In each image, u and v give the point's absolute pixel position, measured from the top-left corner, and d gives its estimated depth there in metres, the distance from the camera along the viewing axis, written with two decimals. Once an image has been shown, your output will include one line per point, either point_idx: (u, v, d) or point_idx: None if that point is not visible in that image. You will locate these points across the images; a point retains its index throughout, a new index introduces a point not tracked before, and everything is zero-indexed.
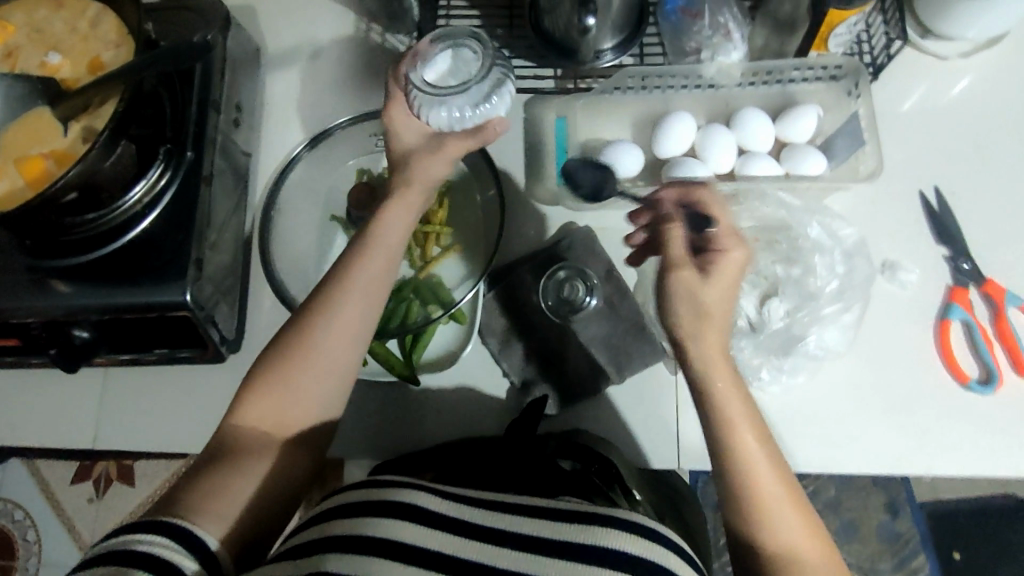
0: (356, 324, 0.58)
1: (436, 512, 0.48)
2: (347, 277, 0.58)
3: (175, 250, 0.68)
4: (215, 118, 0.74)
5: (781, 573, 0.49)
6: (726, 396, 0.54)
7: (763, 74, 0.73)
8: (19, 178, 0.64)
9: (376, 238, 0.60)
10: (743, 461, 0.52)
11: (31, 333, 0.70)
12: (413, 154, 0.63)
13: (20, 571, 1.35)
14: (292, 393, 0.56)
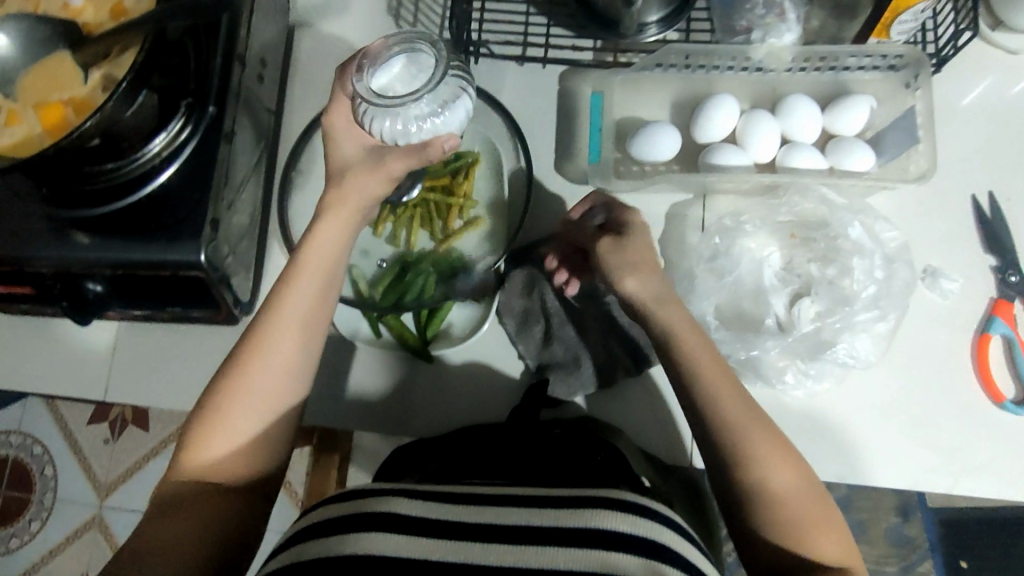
0: (293, 348, 0.56)
1: (420, 519, 0.47)
2: (280, 304, 0.57)
3: (191, 207, 0.67)
4: (239, 71, 0.71)
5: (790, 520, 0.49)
6: (708, 369, 0.54)
7: (816, 60, 0.69)
8: (37, 125, 0.63)
9: (309, 255, 0.59)
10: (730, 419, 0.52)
11: (46, 282, 0.69)
12: (352, 167, 0.60)
13: (37, 503, 1.53)
14: (231, 430, 0.54)
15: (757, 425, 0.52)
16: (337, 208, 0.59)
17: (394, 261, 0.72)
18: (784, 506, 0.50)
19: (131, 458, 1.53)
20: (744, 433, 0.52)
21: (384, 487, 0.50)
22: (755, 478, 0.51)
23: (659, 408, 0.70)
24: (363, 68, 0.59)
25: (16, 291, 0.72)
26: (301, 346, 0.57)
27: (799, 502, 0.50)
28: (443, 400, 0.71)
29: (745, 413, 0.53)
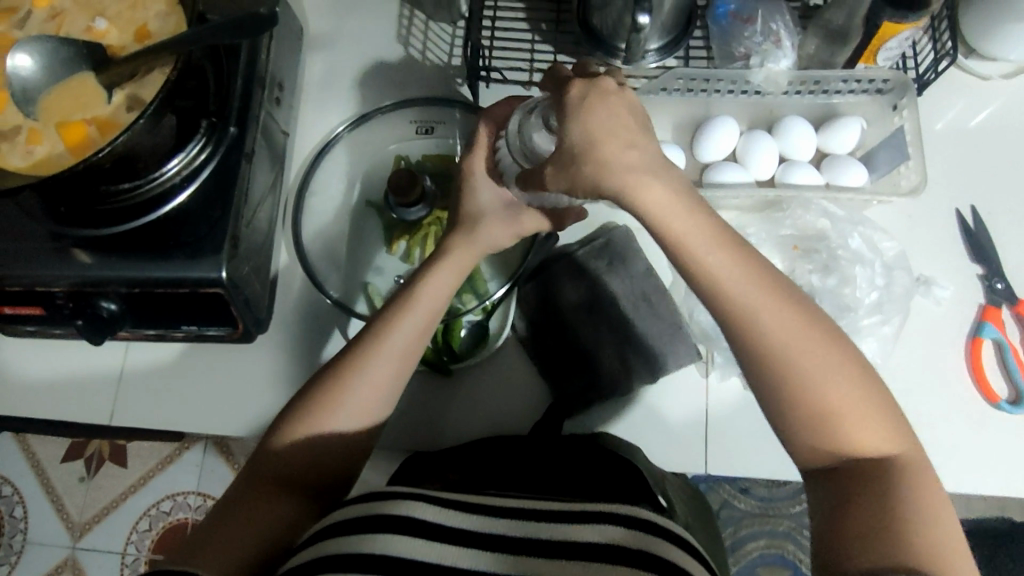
0: (386, 378, 0.57)
1: (432, 521, 0.48)
2: (381, 333, 0.58)
3: (211, 225, 0.67)
4: (259, 94, 0.73)
5: (821, 419, 0.48)
6: (696, 240, 0.49)
7: (810, 83, 0.73)
8: (59, 143, 0.64)
9: (421, 294, 0.59)
10: (738, 305, 0.49)
11: (58, 300, 0.69)
12: (487, 216, 0.61)
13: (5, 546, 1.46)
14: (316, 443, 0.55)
15: (781, 315, 0.49)
16: (454, 254, 0.61)
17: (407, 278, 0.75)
18: (809, 400, 0.48)
19: (109, 495, 1.48)
20: (751, 311, 0.49)
21: (399, 487, 0.50)
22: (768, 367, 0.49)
23: (673, 418, 0.71)
24: (527, 113, 0.56)
25: (25, 312, 0.71)
26: (389, 379, 0.57)
27: (825, 385, 0.48)
28: (463, 413, 0.73)
29: (748, 284, 0.49)
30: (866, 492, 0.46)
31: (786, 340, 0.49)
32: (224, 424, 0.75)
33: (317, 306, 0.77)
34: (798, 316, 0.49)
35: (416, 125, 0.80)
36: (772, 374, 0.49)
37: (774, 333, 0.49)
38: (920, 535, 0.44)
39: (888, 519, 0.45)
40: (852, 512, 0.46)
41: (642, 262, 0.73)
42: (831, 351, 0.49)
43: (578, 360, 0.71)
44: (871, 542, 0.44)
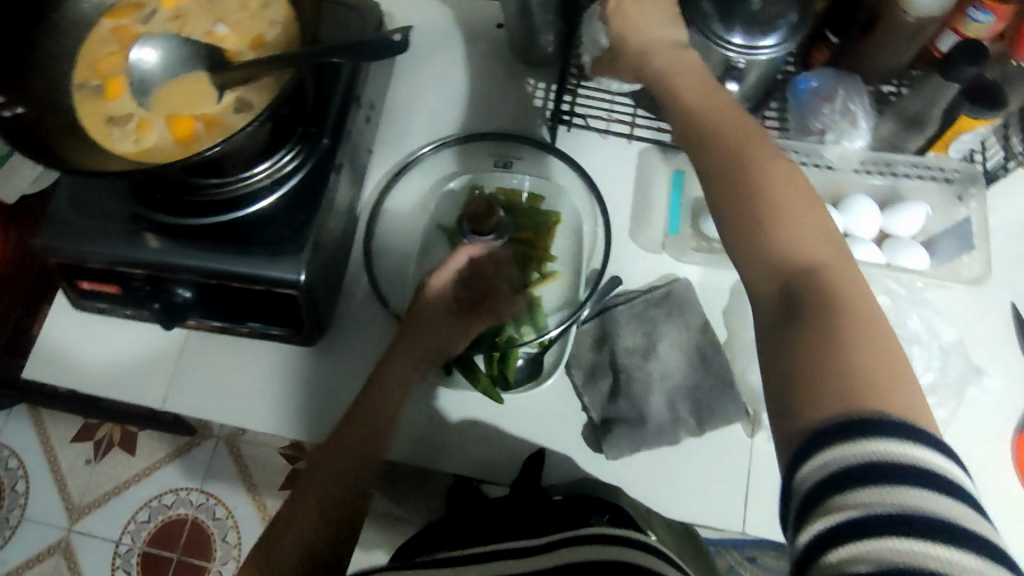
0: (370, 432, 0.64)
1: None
2: (364, 403, 0.66)
3: (294, 229, 0.70)
4: (355, 113, 0.77)
5: (767, 220, 0.47)
6: (680, 80, 0.56)
7: (879, 165, 0.77)
8: (167, 134, 0.68)
9: (427, 310, 0.70)
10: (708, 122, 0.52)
11: (136, 282, 0.72)
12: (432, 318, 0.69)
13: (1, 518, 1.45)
14: (344, 452, 0.63)
15: (746, 143, 0.50)
16: (403, 354, 0.68)
17: None
18: (757, 196, 0.48)
19: (112, 480, 1.48)
20: (716, 122, 0.52)
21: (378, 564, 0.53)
22: (727, 165, 0.50)
23: (716, 473, 0.71)
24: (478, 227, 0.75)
25: (101, 289, 0.74)
26: (373, 436, 0.64)
27: (777, 186, 0.48)
28: (506, 443, 0.73)
29: (715, 105, 0.53)
30: (817, 312, 0.43)
31: (742, 138, 0.50)
32: (267, 424, 0.75)
33: (375, 318, 0.79)
34: (758, 135, 0.50)
35: (494, 159, 0.84)
36: (727, 173, 0.49)
37: (733, 143, 0.50)
38: (861, 361, 0.40)
39: (826, 329, 0.42)
40: (802, 333, 0.43)
41: (700, 316, 0.75)
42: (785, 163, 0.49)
43: (629, 404, 0.72)
44: (816, 361, 0.41)
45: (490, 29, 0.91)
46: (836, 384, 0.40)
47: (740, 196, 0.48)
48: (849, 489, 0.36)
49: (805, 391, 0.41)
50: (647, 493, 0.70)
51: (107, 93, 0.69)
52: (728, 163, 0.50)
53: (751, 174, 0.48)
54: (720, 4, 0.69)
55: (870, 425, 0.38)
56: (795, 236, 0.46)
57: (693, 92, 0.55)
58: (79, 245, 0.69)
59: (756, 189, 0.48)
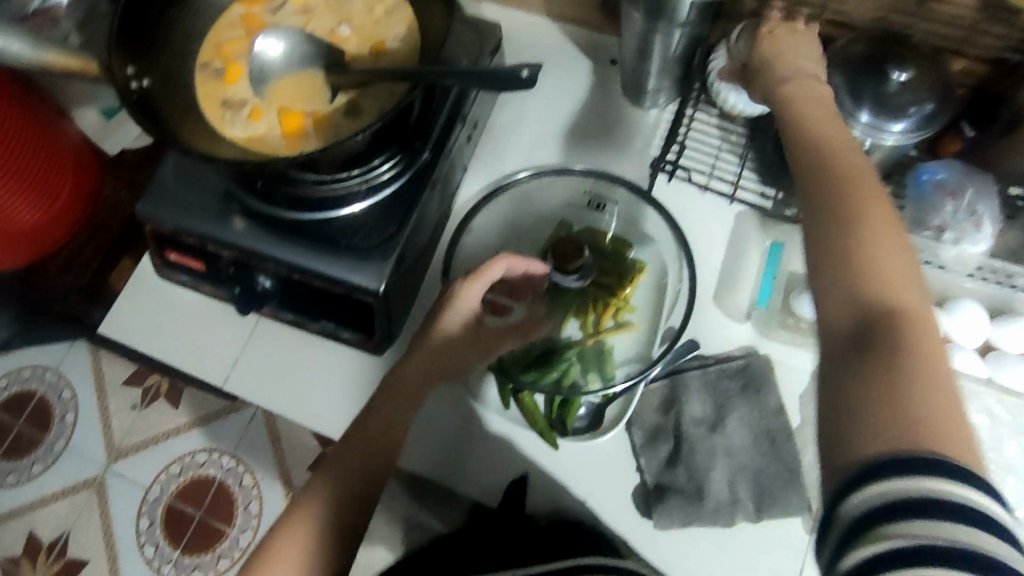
0: (382, 437, 0.63)
1: None
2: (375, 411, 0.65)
3: (383, 239, 0.70)
4: (458, 130, 0.77)
5: (857, 226, 0.44)
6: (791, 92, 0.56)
7: (996, 273, 0.72)
8: (277, 126, 0.69)
9: (464, 301, 0.69)
10: (812, 129, 0.52)
11: (223, 264, 0.73)
12: (456, 333, 0.69)
13: (46, 446, 1.52)
14: (370, 425, 0.64)
15: (846, 155, 0.49)
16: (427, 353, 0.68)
17: (540, 343, 0.75)
18: (852, 203, 0.46)
19: (153, 430, 1.53)
20: (821, 134, 0.51)
21: None
22: (835, 169, 0.48)
23: (770, 568, 0.68)
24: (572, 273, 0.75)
25: (187, 263, 0.76)
26: (386, 434, 0.64)
27: (874, 198, 0.46)
28: (555, 489, 0.71)
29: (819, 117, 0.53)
30: (890, 336, 0.40)
31: (839, 146, 0.50)
32: (320, 422, 0.76)
33: None
34: (858, 152, 0.50)
35: (587, 194, 0.82)
36: (824, 173, 0.48)
37: (837, 150, 0.50)
38: (921, 394, 0.38)
39: (899, 360, 0.39)
40: (870, 359, 0.40)
41: (776, 399, 0.72)
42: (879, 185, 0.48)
43: (687, 475, 0.69)
44: (884, 382, 0.38)
45: (603, 63, 0.89)
46: (895, 414, 0.37)
47: (831, 204, 0.46)
48: (897, 519, 0.34)
49: (866, 411, 0.38)
50: (690, 571, 0.68)
51: (227, 78, 0.70)
52: (837, 178, 0.47)
53: (850, 188, 0.47)
54: (853, 83, 0.66)
55: (930, 460, 0.35)
56: (879, 254, 0.43)
57: (806, 107, 0.55)
58: (177, 219, 0.71)
59: (850, 200, 0.46)
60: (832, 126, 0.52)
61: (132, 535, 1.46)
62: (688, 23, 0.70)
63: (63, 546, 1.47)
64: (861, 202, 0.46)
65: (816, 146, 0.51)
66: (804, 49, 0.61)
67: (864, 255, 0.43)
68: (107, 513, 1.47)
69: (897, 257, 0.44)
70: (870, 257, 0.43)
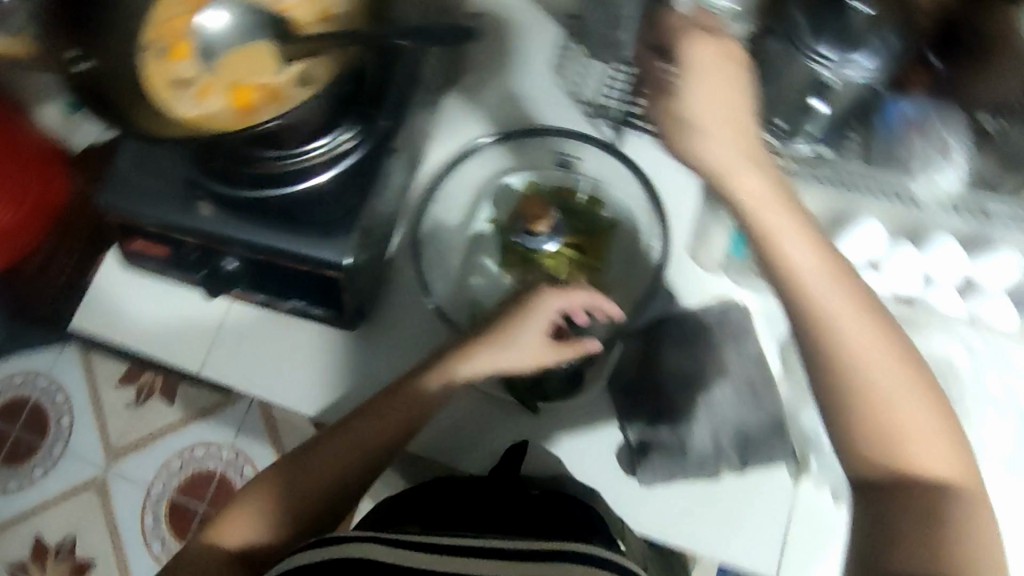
0: (383, 433, 0.65)
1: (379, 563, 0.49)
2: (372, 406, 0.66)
3: (347, 211, 0.69)
4: (417, 95, 0.75)
5: (854, 391, 0.53)
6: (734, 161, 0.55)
7: (974, 208, 0.72)
8: (225, 100, 0.67)
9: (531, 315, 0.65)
10: (789, 261, 0.54)
11: (187, 249, 0.72)
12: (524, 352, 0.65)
13: (44, 451, 1.51)
14: (365, 423, 0.65)
15: (831, 314, 0.53)
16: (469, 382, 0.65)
17: None
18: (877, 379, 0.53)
19: (149, 428, 1.53)
20: (798, 266, 0.54)
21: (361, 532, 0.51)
22: (811, 311, 0.54)
23: (759, 517, 0.68)
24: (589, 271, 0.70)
25: (152, 250, 0.74)
26: (384, 439, 0.65)
27: (871, 347, 0.53)
28: (539, 452, 0.71)
29: (797, 235, 0.55)
30: (903, 498, 0.51)
31: (830, 288, 0.54)
32: (300, 402, 0.75)
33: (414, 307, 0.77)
34: (843, 289, 0.54)
35: (555, 154, 0.80)
36: (839, 336, 0.53)
37: (820, 295, 0.54)
38: (943, 541, 0.48)
39: (896, 523, 0.49)
40: (901, 520, 0.50)
41: (755, 348, 0.72)
42: (867, 317, 0.54)
43: (669, 428, 0.69)
44: (910, 536, 0.48)
45: None
46: (920, 555, 0.48)
47: (840, 367, 0.53)
48: None
49: (890, 550, 0.48)
50: (677, 525, 0.68)
51: (172, 55, 0.67)
52: (821, 340, 0.54)
53: (849, 366, 0.53)
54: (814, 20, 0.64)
55: None
56: (882, 412, 0.53)
57: (770, 212, 0.55)
58: (137, 206, 0.70)
59: (848, 371, 0.53)
60: (838, 291, 0.54)
61: (137, 531, 1.47)
62: None
63: (70, 547, 1.48)
64: (862, 373, 0.53)
65: (842, 335, 0.53)
66: (728, 94, 0.54)
67: (896, 433, 0.52)
68: (112, 513, 1.48)
69: (943, 437, 0.53)
70: (891, 423, 0.52)
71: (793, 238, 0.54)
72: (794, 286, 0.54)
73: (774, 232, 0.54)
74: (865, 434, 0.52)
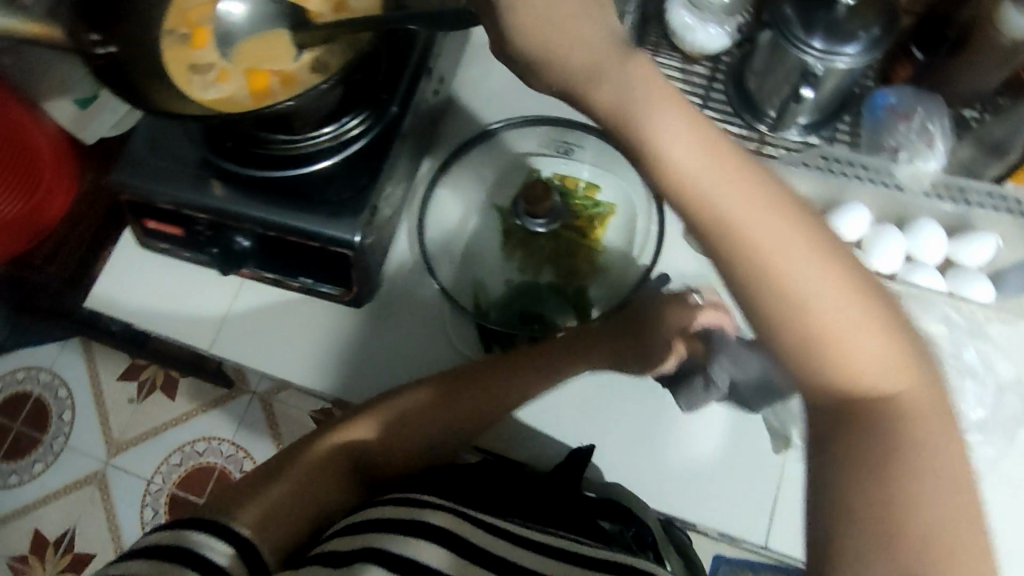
0: (404, 436, 0.67)
1: (445, 529, 0.52)
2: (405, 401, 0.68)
3: (356, 190, 0.71)
4: (424, 84, 0.78)
5: (778, 302, 0.42)
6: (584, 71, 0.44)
7: (952, 190, 0.74)
8: (243, 86, 0.70)
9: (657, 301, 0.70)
10: (665, 161, 0.43)
11: (200, 228, 0.74)
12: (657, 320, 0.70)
13: (46, 445, 1.53)
14: (375, 416, 0.67)
15: (734, 209, 0.42)
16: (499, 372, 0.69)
17: (516, 285, 0.77)
18: (803, 281, 0.41)
19: (151, 422, 1.54)
20: (677, 161, 0.43)
21: (429, 498, 0.55)
22: (702, 213, 0.43)
23: (746, 488, 0.72)
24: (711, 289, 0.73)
25: (166, 230, 0.77)
26: (404, 439, 0.68)
27: (784, 241, 0.42)
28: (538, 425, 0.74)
29: (682, 130, 0.43)
30: (858, 429, 0.41)
31: (718, 175, 0.43)
32: (307, 379, 0.77)
33: (420, 288, 0.80)
34: (744, 175, 0.43)
35: (556, 142, 0.83)
36: (745, 240, 0.42)
37: (718, 192, 0.42)
38: (916, 488, 0.38)
39: (867, 463, 0.39)
40: (859, 457, 0.40)
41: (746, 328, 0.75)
42: (777, 205, 0.43)
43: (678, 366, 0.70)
44: (878, 481, 0.39)
45: None
46: (880, 501, 0.38)
47: (756, 274, 0.42)
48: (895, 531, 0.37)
49: (851, 510, 0.38)
50: (670, 495, 0.71)
51: (194, 42, 0.71)
52: (729, 242, 0.42)
53: (761, 268, 0.42)
54: (803, 11, 0.68)
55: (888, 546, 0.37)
56: (815, 319, 0.41)
57: (641, 110, 0.44)
58: (151, 185, 0.72)
59: (770, 274, 0.42)
60: (713, 170, 0.43)
61: (137, 525, 1.48)
62: None
63: (70, 542, 1.47)
64: (777, 270, 0.41)
65: (746, 236, 0.42)
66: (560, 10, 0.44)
67: (821, 331, 0.41)
68: (112, 507, 1.49)
69: (882, 334, 0.42)
70: (814, 321, 0.41)
71: (660, 121, 0.43)
72: (672, 179, 0.43)
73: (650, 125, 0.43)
74: (789, 339, 0.42)
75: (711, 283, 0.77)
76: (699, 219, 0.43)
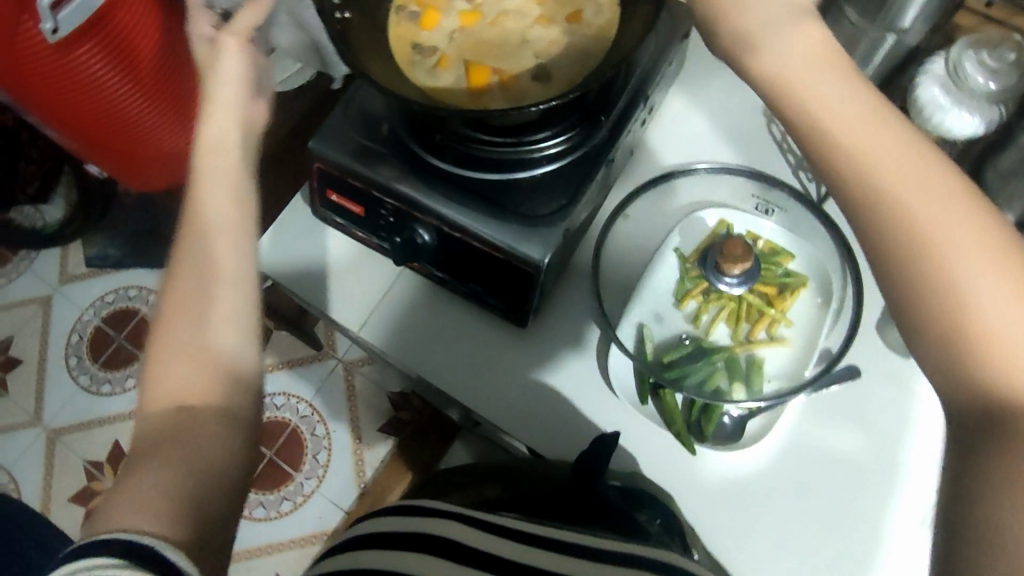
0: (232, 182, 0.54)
1: (461, 543, 0.47)
2: (169, 327, 0.48)
3: (555, 207, 0.68)
4: (637, 111, 0.74)
5: (937, 303, 0.37)
6: (815, 85, 0.42)
7: None
8: (463, 81, 0.70)
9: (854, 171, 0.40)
10: (852, 162, 0.40)
11: (384, 213, 0.73)
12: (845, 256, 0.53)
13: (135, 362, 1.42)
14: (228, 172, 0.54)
15: (911, 201, 0.39)
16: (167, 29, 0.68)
17: (690, 342, 0.73)
18: (963, 287, 0.37)
19: None
20: (869, 171, 0.40)
21: (439, 508, 0.50)
22: (888, 219, 0.39)
23: None
24: None
25: (346, 206, 0.76)
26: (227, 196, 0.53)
27: (950, 238, 0.37)
28: (684, 491, 0.69)
29: (867, 132, 0.40)
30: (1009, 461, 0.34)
31: (892, 166, 0.39)
32: (447, 383, 0.75)
33: (583, 318, 0.76)
34: (917, 174, 0.39)
35: (754, 200, 0.78)
36: (909, 249, 0.38)
37: (899, 194, 0.39)
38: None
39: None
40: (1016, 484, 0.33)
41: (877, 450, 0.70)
42: (947, 200, 0.38)
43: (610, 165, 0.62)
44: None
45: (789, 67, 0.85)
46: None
47: (911, 277, 0.38)
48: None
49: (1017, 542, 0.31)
50: (735, 540, 0.68)
51: (423, 22, 0.72)
52: (901, 244, 0.38)
53: (935, 269, 0.37)
54: None
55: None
56: (973, 326, 0.36)
57: (863, 132, 0.40)
58: (348, 159, 0.71)
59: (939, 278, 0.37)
60: (893, 161, 0.39)
61: None
62: (906, 31, 0.68)
63: None
64: (964, 304, 0.36)
65: (918, 242, 0.38)
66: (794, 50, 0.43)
67: (980, 341, 0.36)
68: None
69: None
70: (984, 330, 0.36)
71: (874, 146, 0.40)
72: (867, 195, 0.40)
73: (862, 146, 0.40)
74: (950, 353, 0.37)
75: (883, 390, 0.73)
76: (870, 218, 0.40)
